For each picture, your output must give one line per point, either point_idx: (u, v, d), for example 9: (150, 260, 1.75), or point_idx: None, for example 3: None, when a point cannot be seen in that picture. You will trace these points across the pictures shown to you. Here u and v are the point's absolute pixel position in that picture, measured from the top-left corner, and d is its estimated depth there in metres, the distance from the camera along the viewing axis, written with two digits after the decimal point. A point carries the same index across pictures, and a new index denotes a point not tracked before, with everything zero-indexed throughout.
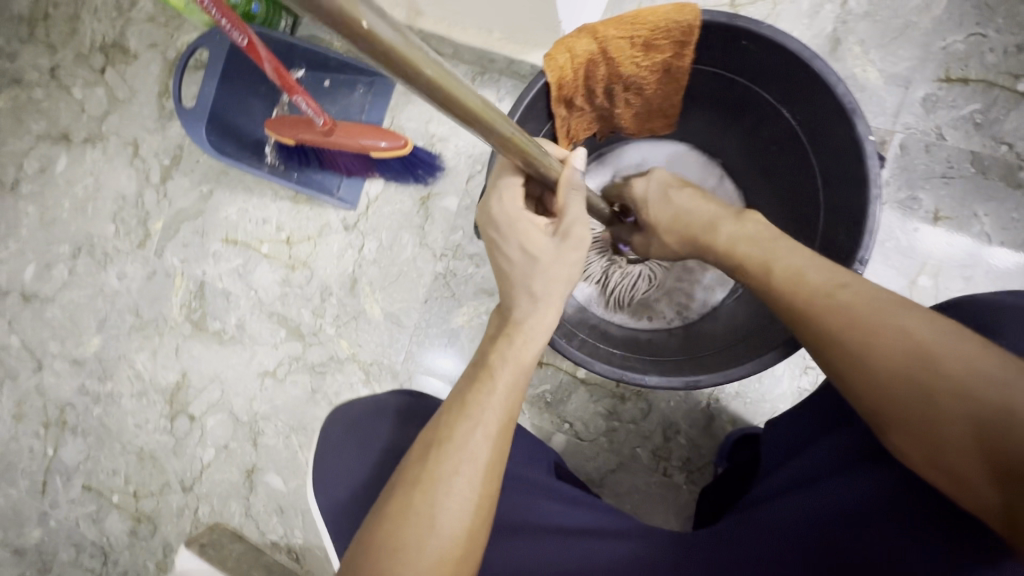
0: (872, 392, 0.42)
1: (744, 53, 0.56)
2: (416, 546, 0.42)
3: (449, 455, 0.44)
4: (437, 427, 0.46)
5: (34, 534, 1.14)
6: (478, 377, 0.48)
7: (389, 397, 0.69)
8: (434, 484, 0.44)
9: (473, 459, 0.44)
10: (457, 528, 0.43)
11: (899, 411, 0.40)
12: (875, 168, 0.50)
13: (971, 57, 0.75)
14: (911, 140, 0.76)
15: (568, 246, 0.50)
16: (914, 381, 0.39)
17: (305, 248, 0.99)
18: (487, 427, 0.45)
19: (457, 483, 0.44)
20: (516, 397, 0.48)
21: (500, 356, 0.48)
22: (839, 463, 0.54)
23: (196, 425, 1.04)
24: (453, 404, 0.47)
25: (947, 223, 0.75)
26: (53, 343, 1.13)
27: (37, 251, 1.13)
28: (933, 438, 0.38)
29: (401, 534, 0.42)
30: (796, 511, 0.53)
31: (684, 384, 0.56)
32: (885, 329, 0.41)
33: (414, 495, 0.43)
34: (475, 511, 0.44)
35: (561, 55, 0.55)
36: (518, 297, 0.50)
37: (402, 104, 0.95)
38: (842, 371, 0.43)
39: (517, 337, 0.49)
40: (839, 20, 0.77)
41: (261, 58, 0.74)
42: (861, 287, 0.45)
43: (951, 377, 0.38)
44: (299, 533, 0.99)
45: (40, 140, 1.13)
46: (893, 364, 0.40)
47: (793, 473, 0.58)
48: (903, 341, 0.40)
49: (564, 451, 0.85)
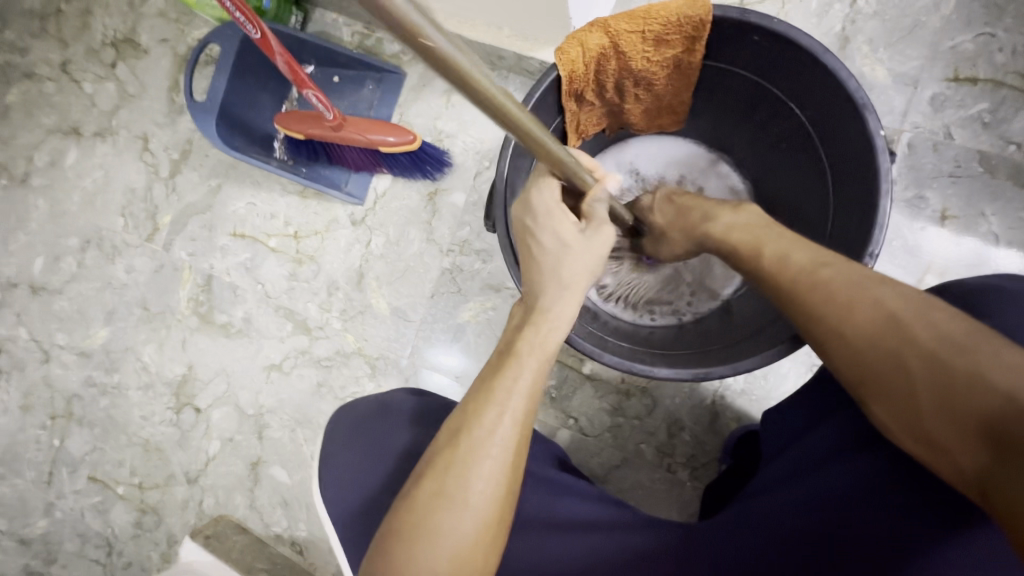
0: (850, 364, 0.44)
1: (756, 48, 0.56)
2: (448, 529, 0.42)
3: (478, 438, 0.44)
4: (463, 414, 0.46)
5: (40, 525, 1.14)
6: (502, 364, 0.48)
7: (398, 396, 0.69)
8: (465, 467, 0.44)
9: (504, 444, 0.45)
10: (487, 512, 0.43)
11: (875, 381, 0.42)
12: (885, 163, 0.50)
13: (980, 57, 0.75)
14: (919, 139, 0.76)
15: (596, 243, 0.53)
16: (887, 352, 0.42)
17: (313, 243, 1.00)
18: (514, 411, 0.46)
19: (488, 466, 0.44)
20: (541, 383, 0.49)
21: (527, 343, 0.49)
22: (834, 449, 0.55)
23: (202, 418, 1.05)
24: (478, 389, 0.47)
25: (954, 222, 0.75)
26: (61, 335, 1.13)
27: (47, 243, 1.14)
28: (908, 406, 0.40)
29: (434, 517, 0.42)
30: (797, 498, 0.54)
31: (693, 376, 0.56)
32: (862, 303, 0.44)
33: (446, 481, 0.43)
34: (505, 494, 0.45)
35: (572, 49, 0.55)
36: (548, 285, 0.52)
37: (410, 100, 0.95)
38: (825, 345, 0.46)
39: (543, 324, 0.51)
40: (848, 19, 0.77)
41: (273, 52, 0.75)
42: (843, 263, 0.47)
43: (923, 346, 0.40)
44: (303, 526, 0.99)
45: (51, 134, 1.14)
46: (868, 336, 0.43)
47: (791, 460, 0.59)
48: (880, 314, 0.43)
49: (569, 446, 0.86)
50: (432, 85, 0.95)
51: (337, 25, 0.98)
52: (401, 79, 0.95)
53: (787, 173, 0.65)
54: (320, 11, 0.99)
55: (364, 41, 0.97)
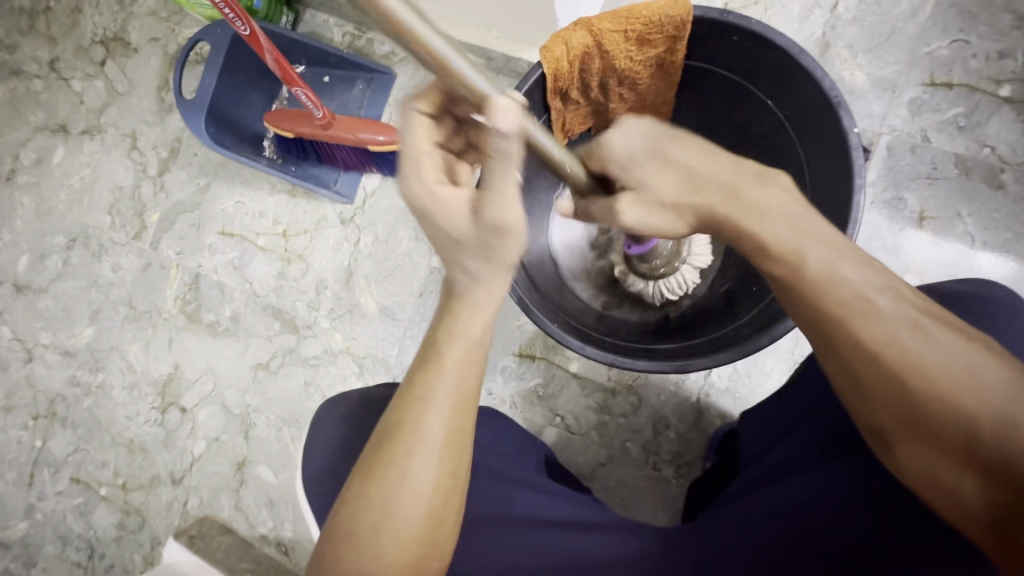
0: (898, 408, 0.39)
1: (736, 49, 0.57)
2: (376, 529, 0.43)
3: (401, 438, 0.44)
4: (390, 411, 0.46)
5: (20, 527, 1.12)
6: (428, 355, 0.46)
7: (377, 390, 0.69)
8: (389, 469, 0.43)
9: (428, 443, 0.44)
10: (419, 512, 0.43)
11: (922, 431, 0.38)
12: (860, 159, 0.51)
13: (954, 62, 0.77)
14: (897, 142, 0.78)
15: (484, 234, 0.41)
16: (947, 408, 0.37)
17: (302, 241, 1.00)
18: (438, 407, 0.44)
19: (415, 467, 0.43)
20: (469, 374, 0.45)
21: (447, 331, 0.45)
22: (811, 452, 0.55)
23: (188, 417, 1.04)
24: (403, 387, 0.45)
25: (931, 223, 0.77)
26: (45, 334, 1.12)
27: (32, 241, 1.13)
28: (951, 463, 0.37)
29: (360, 517, 0.43)
30: (768, 502, 0.54)
31: (673, 368, 0.57)
32: (932, 351, 0.38)
33: (370, 483, 0.44)
34: (435, 494, 0.44)
35: (557, 47, 0.57)
36: (455, 272, 0.44)
37: (400, 100, 0.96)
38: (862, 380, 0.40)
39: (460, 309, 0.45)
40: (828, 25, 0.79)
41: (263, 49, 0.75)
42: (900, 295, 0.41)
43: (993, 409, 0.36)
44: (289, 526, 0.98)
45: (38, 131, 1.13)
46: (933, 385, 0.37)
47: (771, 463, 0.59)
48: (950, 366, 0.37)
49: (556, 444, 0.86)
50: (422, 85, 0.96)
51: (327, 26, 0.99)
52: (391, 79, 0.96)
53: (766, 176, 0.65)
54: (311, 12, 1.00)
55: (355, 42, 0.98)
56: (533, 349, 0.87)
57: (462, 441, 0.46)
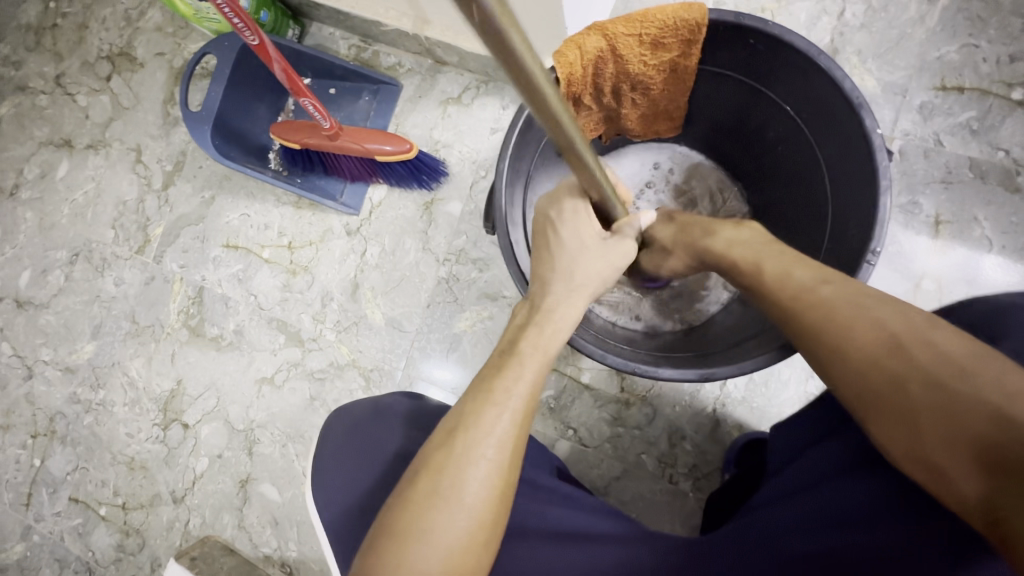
0: (850, 382, 0.41)
1: (753, 52, 0.57)
2: (440, 528, 0.42)
3: (476, 438, 0.45)
4: (460, 413, 0.47)
5: (16, 549, 1.10)
6: (503, 365, 0.50)
7: (394, 399, 0.68)
8: (460, 464, 0.44)
9: (499, 444, 0.45)
10: (482, 514, 0.44)
11: (875, 398, 0.40)
12: (884, 161, 0.50)
13: (965, 66, 0.77)
14: (910, 146, 0.77)
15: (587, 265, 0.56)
16: (887, 371, 0.39)
17: (307, 253, 0.99)
18: (513, 411, 0.47)
19: (484, 466, 0.44)
20: (540, 386, 0.49)
21: (529, 344, 0.51)
22: (842, 464, 0.52)
23: (190, 434, 1.02)
24: (477, 390, 0.48)
25: (947, 227, 0.76)
26: (46, 350, 1.10)
27: (34, 256, 1.12)
28: (906, 425, 0.38)
29: (432, 518, 0.42)
30: (796, 515, 0.51)
31: (699, 376, 0.55)
32: (858, 321, 0.42)
33: (440, 482, 0.44)
34: (499, 496, 0.45)
35: (571, 52, 0.56)
36: (554, 286, 0.55)
37: (406, 111, 0.96)
38: (821, 361, 0.44)
39: (546, 328, 0.53)
40: (836, 31, 0.79)
41: (271, 59, 0.75)
42: (842, 283, 0.46)
43: (923, 366, 0.38)
44: (293, 546, 0.96)
45: (42, 146, 1.13)
46: (868, 354, 0.40)
47: (794, 476, 0.57)
48: (884, 334, 0.40)
49: (568, 458, 0.84)
50: (428, 96, 0.95)
51: (333, 39, 0.99)
52: (398, 90, 0.96)
53: (755, 203, 0.71)
54: (317, 25, 1.00)
55: (361, 54, 0.98)
56: None
57: (524, 447, 0.48)
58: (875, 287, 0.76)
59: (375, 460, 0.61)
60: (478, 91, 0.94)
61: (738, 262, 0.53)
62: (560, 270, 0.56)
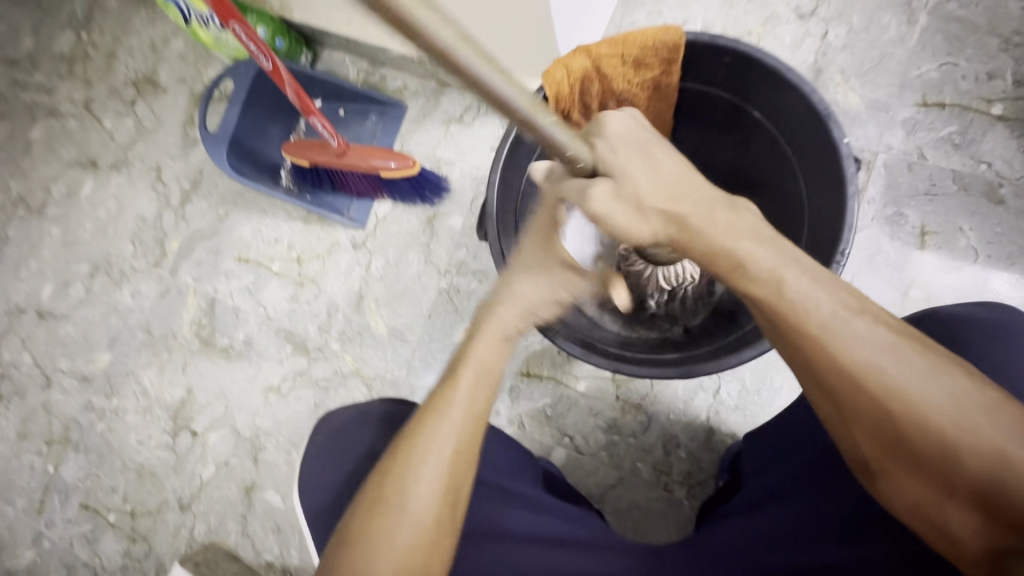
0: (888, 441, 0.41)
1: (729, 70, 0.61)
2: (388, 534, 0.45)
3: (417, 447, 0.48)
4: (410, 426, 0.50)
5: (27, 555, 1.12)
6: (446, 380, 0.53)
7: (373, 404, 0.68)
8: (404, 474, 0.47)
9: (440, 452, 0.48)
10: (427, 517, 0.46)
11: (903, 455, 0.40)
12: (851, 169, 0.53)
13: (945, 84, 0.80)
14: (893, 160, 0.80)
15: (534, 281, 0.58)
16: (937, 442, 0.39)
17: (315, 266, 1.03)
18: (454, 420, 0.50)
19: (425, 472, 0.47)
20: (482, 397, 0.52)
21: (466, 360, 0.54)
22: (804, 470, 0.56)
23: (199, 441, 1.05)
24: (423, 409, 0.51)
25: (933, 237, 0.78)
26: (64, 360, 1.15)
27: (57, 270, 1.17)
28: (935, 489, 0.40)
29: (377, 521, 0.45)
30: (767, 525, 0.55)
31: (677, 372, 0.59)
32: (913, 386, 0.39)
33: (385, 487, 0.47)
34: (442, 502, 0.47)
35: (558, 71, 0.60)
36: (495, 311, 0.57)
37: (411, 131, 1.01)
38: (843, 402, 0.42)
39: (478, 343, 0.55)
40: (820, 52, 0.83)
41: (284, 82, 0.80)
42: (878, 317, 0.42)
43: (980, 442, 0.38)
44: (295, 553, 0.98)
45: (69, 166, 1.19)
46: (921, 420, 0.39)
47: (765, 483, 0.60)
48: (939, 403, 0.39)
49: (564, 465, 0.85)
50: (432, 116, 1.00)
51: (343, 64, 1.05)
52: (403, 111, 1.01)
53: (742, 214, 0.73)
54: (328, 52, 1.06)
55: (369, 78, 1.04)
56: (541, 368, 0.87)
57: (468, 458, 0.50)
58: (863, 294, 0.78)
59: (371, 457, 0.63)
60: (479, 111, 0.98)
61: (759, 269, 0.45)
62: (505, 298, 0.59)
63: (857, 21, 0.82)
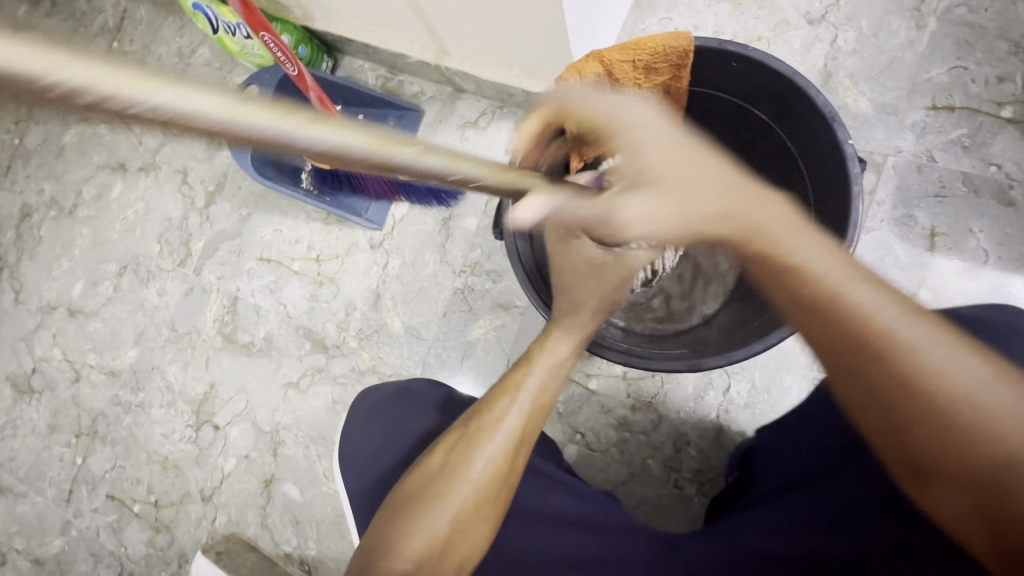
0: (935, 443, 0.39)
1: (737, 74, 0.63)
2: (451, 496, 0.52)
3: (487, 425, 0.56)
4: (480, 406, 0.58)
5: (55, 543, 1.16)
6: (519, 366, 0.61)
7: (419, 384, 0.72)
8: (472, 447, 0.54)
9: (505, 431, 0.56)
10: (484, 484, 0.53)
11: (953, 461, 0.38)
12: (856, 169, 0.55)
13: (955, 87, 0.81)
14: (903, 163, 0.81)
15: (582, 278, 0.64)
16: (988, 447, 0.37)
17: (333, 266, 1.06)
18: (522, 402, 0.58)
19: (490, 448, 0.54)
20: (549, 386, 0.60)
21: (540, 349, 0.62)
22: (819, 467, 0.57)
23: (220, 435, 1.08)
24: (493, 395, 0.59)
25: (943, 239, 0.79)
26: (92, 355, 1.19)
27: (87, 269, 1.22)
28: (978, 503, 0.37)
29: (446, 484, 0.53)
30: (784, 516, 0.56)
31: (688, 366, 0.61)
32: (974, 386, 0.38)
33: (454, 456, 0.54)
34: (502, 475, 0.54)
35: (572, 77, 0.62)
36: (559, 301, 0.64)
37: (428, 135, 1.04)
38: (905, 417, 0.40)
39: (552, 338, 0.62)
40: (829, 56, 0.84)
41: (308, 87, 0.83)
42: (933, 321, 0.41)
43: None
44: (312, 545, 1.01)
45: (100, 169, 1.24)
46: (975, 421, 0.37)
47: (783, 480, 0.61)
48: (993, 407, 0.37)
49: (576, 461, 0.87)
50: (448, 121, 1.03)
51: (362, 70, 1.08)
52: (420, 115, 1.04)
53: None
54: (348, 58, 1.09)
55: (387, 84, 1.07)
56: None
57: (526, 442, 0.57)
58: None
59: (398, 446, 0.66)
60: (494, 116, 1.01)
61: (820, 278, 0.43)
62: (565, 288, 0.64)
63: (866, 26, 0.83)
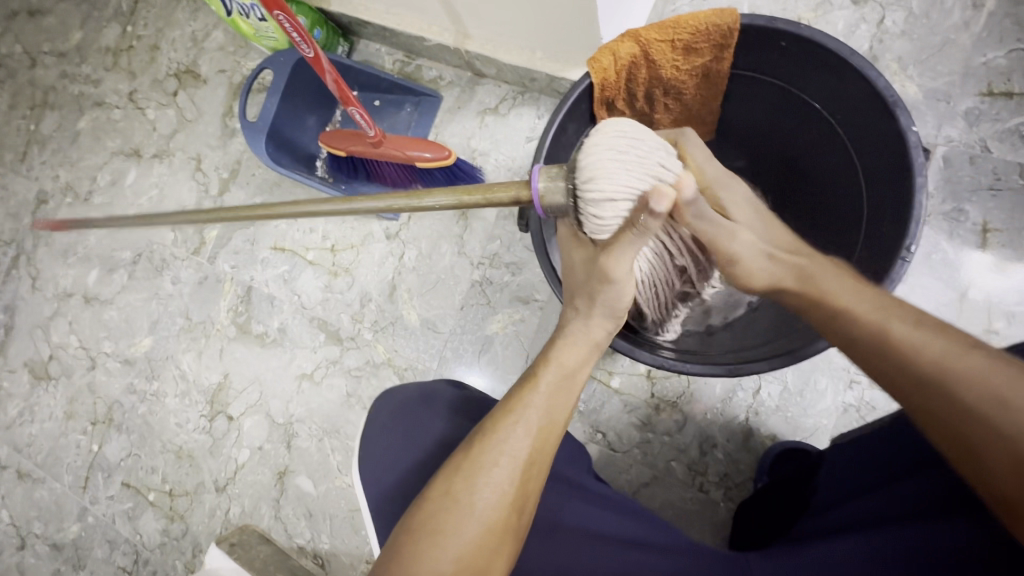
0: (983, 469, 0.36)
1: (785, 54, 0.60)
2: (454, 529, 0.45)
3: (490, 448, 0.48)
4: (484, 424, 0.50)
5: (72, 529, 1.17)
6: (527, 380, 0.53)
7: (440, 386, 0.70)
8: (473, 474, 0.47)
9: (513, 454, 0.48)
10: (495, 515, 0.46)
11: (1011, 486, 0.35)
12: (920, 158, 0.53)
13: (1014, 71, 0.75)
14: (954, 153, 0.76)
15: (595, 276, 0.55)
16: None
17: (348, 256, 1.03)
18: (528, 420, 0.49)
19: (496, 474, 0.47)
20: (561, 399, 0.52)
21: (546, 360, 0.54)
22: (900, 507, 0.49)
23: (234, 426, 1.07)
24: (496, 411, 0.51)
25: (996, 235, 0.74)
26: (108, 343, 1.19)
27: (102, 256, 1.21)
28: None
29: (446, 517, 0.45)
30: (843, 545, 0.48)
31: (727, 370, 0.57)
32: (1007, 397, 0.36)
33: (455, 483, 0.47)
34: (509, 504, 0.47)
35: (605, 58, 0.61)
36: (574, 301, 0.57)
37: (445, 121, 1.00)
38: (976, 444, 0.37)
39: (562, 345, 0.55)
40: (875, 38, 0.79)
41: (324, 70, 0.80)
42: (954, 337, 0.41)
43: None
44: (326, 539, 0.99)
45: (114, 155, 1.23)
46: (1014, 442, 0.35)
47: (849, 510, 0.53)
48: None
49: (597, 462, 0.84)
50: (466, 106, 0.99)
51: (379, 54, 1.05)
52: (438, 102, 1.00)
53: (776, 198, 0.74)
54: (364, 42, 1.06)
55: (404, 68, 1.03)
56: None
57: (538, 466, 0.49)
58: (917, 294, 0.75)
59: (422, 448, 0.64)
60: (515, 102, 0.97)
61: (862, 316, 0.45)
62: (582, 286, 0.57)
63: (917, 6, 0.78)
